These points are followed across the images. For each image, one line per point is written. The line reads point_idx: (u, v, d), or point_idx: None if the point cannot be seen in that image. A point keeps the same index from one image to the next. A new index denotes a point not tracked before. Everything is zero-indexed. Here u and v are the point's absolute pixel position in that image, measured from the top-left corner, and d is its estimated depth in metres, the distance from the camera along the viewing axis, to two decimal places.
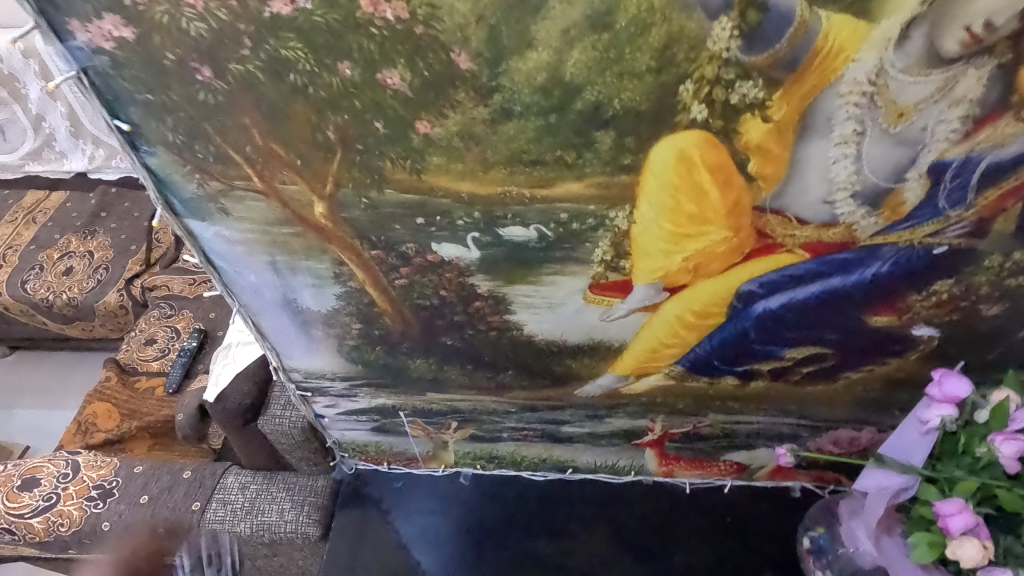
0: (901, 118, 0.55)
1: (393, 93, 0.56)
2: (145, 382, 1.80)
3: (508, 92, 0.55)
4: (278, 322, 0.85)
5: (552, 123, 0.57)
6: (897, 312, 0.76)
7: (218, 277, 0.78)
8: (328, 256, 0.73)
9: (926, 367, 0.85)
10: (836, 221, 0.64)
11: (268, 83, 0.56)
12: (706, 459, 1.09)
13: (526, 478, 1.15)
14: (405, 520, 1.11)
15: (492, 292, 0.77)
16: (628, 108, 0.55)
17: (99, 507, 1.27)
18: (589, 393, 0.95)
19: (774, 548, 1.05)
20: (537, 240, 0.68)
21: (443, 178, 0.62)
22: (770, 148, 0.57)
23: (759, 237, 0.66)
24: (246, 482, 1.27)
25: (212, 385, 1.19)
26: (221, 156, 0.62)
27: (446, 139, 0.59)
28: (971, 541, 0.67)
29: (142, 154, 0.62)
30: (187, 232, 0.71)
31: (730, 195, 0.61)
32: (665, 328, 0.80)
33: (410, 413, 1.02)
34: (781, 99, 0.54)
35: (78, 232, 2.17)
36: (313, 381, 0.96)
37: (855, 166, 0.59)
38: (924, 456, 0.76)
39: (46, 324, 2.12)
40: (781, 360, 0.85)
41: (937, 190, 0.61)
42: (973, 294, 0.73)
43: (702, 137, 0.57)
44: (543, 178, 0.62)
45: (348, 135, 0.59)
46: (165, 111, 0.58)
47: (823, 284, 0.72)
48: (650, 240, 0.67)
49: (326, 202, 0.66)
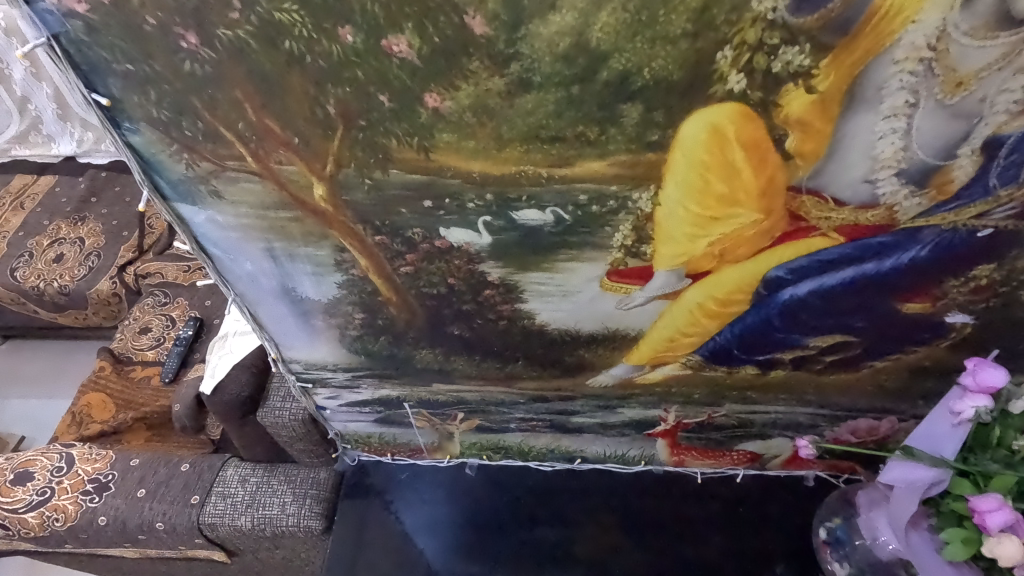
0: (959, 87, 0.51)
1: (400, 62, 0.51)
2: (141, 371, 1.76)
3: (527, 60, 0.50)
4: (276, 312, 0.81)
5: (574, 95, 0.52)
6: (932, 298, 0.72)
7: (211, 266, 0.73)
8: (328, 242, 0.68)
9: (957, 355, 0.82)
10: (877, 201, 0.60)
11: (262, 51, 0.51)
12: (720, 449, 1.06)
13: (533, 469, 1.12)
14: (410, 512, 1.08)
15: (503, 280, 0.72)
16: (658, 78, 0.51)
17: (94, 501, 1.22)
18: (601, 383, 0.91)
19: (791, 540, 1.02)
20: (553, 224, 0.64)
21: (454, 157, 0.58)
22: (812, 122, 0.53)
23: (792, 220, 0.62)
24: (246, 475, 1.23)
25: (209, 376, 1.15)
26: (211, 133, 0.57)
27: (457, 114, 0.54)
28: (1011, 538, 0.63)
29: (124, 132, 0.57)
30: (177, 217, 0.66)
31: (763, 174, 0.57)
32: (685, 317, 0.76)
33: (415, 405, 0.98)
34: (828, 67, 0.49)
35: (69, 218, 2.11)
36: (314, 372, 0.92)
37: (903, 142, 0.54)
38: (955, 448, 0.72)
39: (37, 312, 2.06)
40: (805, 349, 0.81)
41: (990, 168, 0.57)
42: (1013, 279, 0.69)
43: (737, 110, 0.52)
44: (562, 157, 0.57)
45: (350, 110, 0.54)
46: (148, 83, 0.53)
47: (857, 269, 0.68)
48: (675, 224, 0.62)
49: (326, 183, 0.61)
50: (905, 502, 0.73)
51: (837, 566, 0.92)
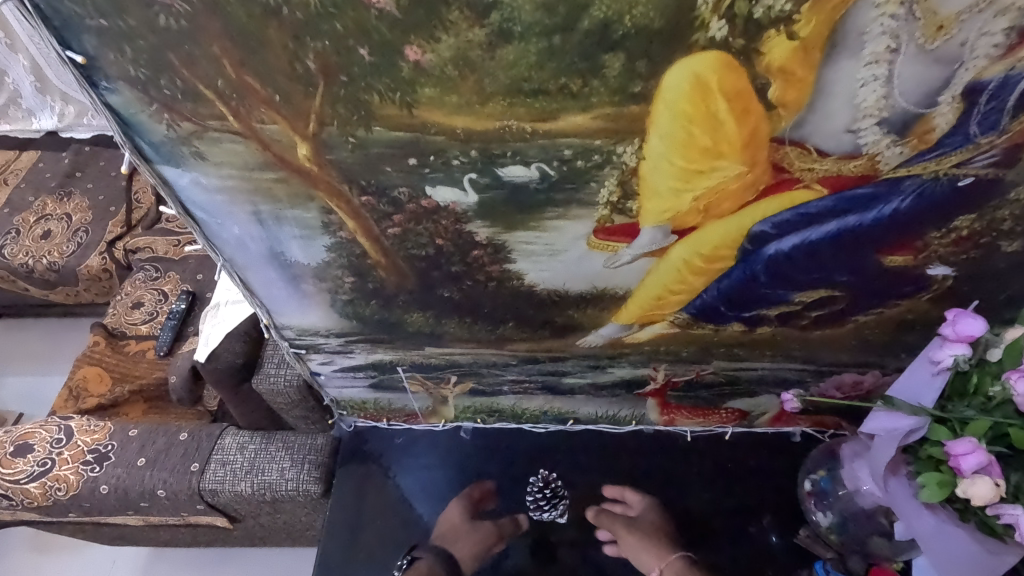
0: (940, 31, 0.51)
1: (378, 14, 0.50)
2: (135, 345, 1.76)
3: (507, 9, 0.49)
4: (266, 277, 0.81)
5: (556, 45, 0.52)
6: (913, 251, 0.73)
7: (199, 230, 0.73)
8: (315, 204, 0.68)
9: (938, 308, 0.83)
10: (859, 151, 0.60)
11: (236, 4, 0.50)
12: (708, 407, 1.08)
13: (527, 430, 1.14)
14: (407, 474, 1.11)
15: (491, 239, 0.73)
16: (639, 26, 0.50)
17: (96, 471, 1.24)
18: (591, 343, 0.92)
19: (773, 493, 1.06)
20: (539, 180, 0.64)
21: (437, 112, 0.57)
22: (794, 70, 0.53)
23: (776, 172, 0.62)
24: (244, 442, 1.25)
25: (203, 345, 1.14)
26: (191, 92, 0.56)
27: (438, 68, 0.54)
28: (983, 478, 0.65)
29: (102, 92, 0.56)
30: (161, 180, 0.66)
31: (746, 125, 0.57)
32: (672, 274, 0.76)
33: (408, 368, 0.99)
34: (809, 12, 0.49)
35: (54, 194, 2.08)
36: (307, 338, 0.93)
37: (885, 89, 0.55)
38: (934, 396, 0.75)
39: (28, 289, 2.06)
40: (790, 304, 0.83)
41: (970, 115, 0.57)
42: (994, 229, 0.70)
43: (719, 59, 0.52)
44: (545, 111, 0.57)
45: (330, 65, 0.54)
46: (122, 39, 0.52)
47: (839, 222, 0.69)
48: (659, 178, 0.63)
49: (310, 142, 0.61)
50: (884, 449, 0.76)
51: (822, 514, 0.95)
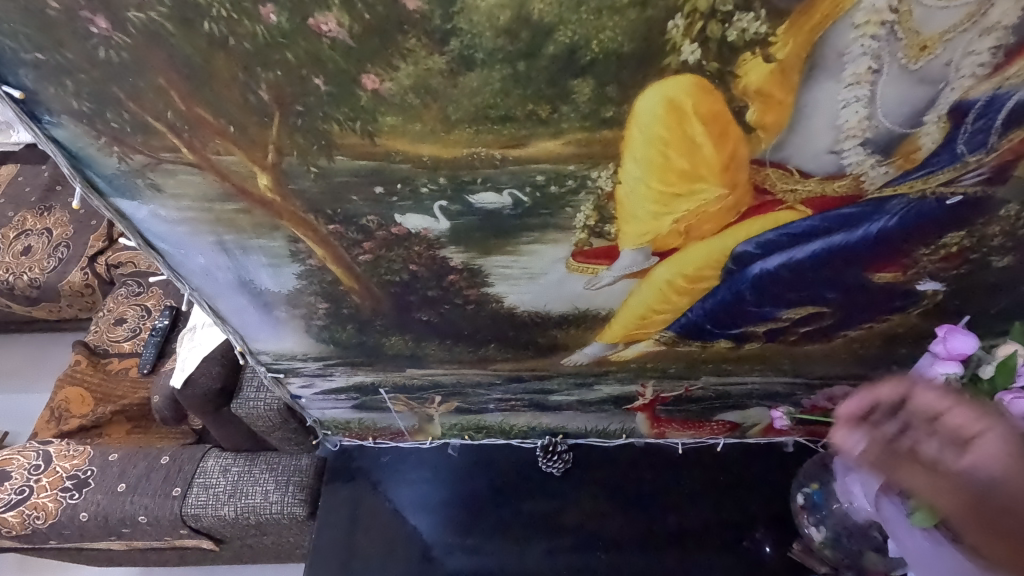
0: (923, 51, 0.49)
1: (330, 42, 0.48)
2: (118, 364, 1.73)
3: (467, 36, 0.47)
4: (237, 305, 0.78)
5: (520, 72, 0.49)
6: (902, 268, 0.71)
7: (162, 261, 0.70)
8: (280, 233, 0.65)
9: (929, 322, 0.81)
10: (843, 171, 0.58)
11: (180, 34, 0.48)
12: (698, 420, 1.06)
13: (515, 446, 1.11)
14: (397, 489, 1.08)
15: (467, 264, 0.70)
16: (608, 50, 0.48)
17: (74, 498, 1.21)
18: (576, 361, 0.90)
19: (766, 506, 1.03)
20: (512, 207, 0.61)
21: (400, 141, 0.55)
22: (773, 92, 0.51)
23: (757, 194, 0.60)
24: (227, 464, 1.22)
25: (180, 369, 1.12)
26: (140, 125, 0.54)
27: (399, 96, 0.51)
28: None
29: (46, 126, 0.54)
30: (117, 213, 0.63)
31: (724, 148, 0.55)
32: (655, 294, 0.74)
33: (391, 390, 0.97)
34: (786, 34, 0.47)
35: (34, 208, 2.04)
36: (284, 363, 0.90)
37: (868, 110, 0.52)
38: None
39: (10, 306, 2.02)
40: (777, 321, 0.80)
41: (957, 134, 0.55)
42: (984, 245, 0.68)
43: (693, 82, 0.50)
44: (514, 137, 0.54)
45: (284, 95, 0.51)
46: (62, 72, 0.50)
47: (824, 241, 0.67)
48: (637, 202, 0.60)
49: (270, 172, 0.58)
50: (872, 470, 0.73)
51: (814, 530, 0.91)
